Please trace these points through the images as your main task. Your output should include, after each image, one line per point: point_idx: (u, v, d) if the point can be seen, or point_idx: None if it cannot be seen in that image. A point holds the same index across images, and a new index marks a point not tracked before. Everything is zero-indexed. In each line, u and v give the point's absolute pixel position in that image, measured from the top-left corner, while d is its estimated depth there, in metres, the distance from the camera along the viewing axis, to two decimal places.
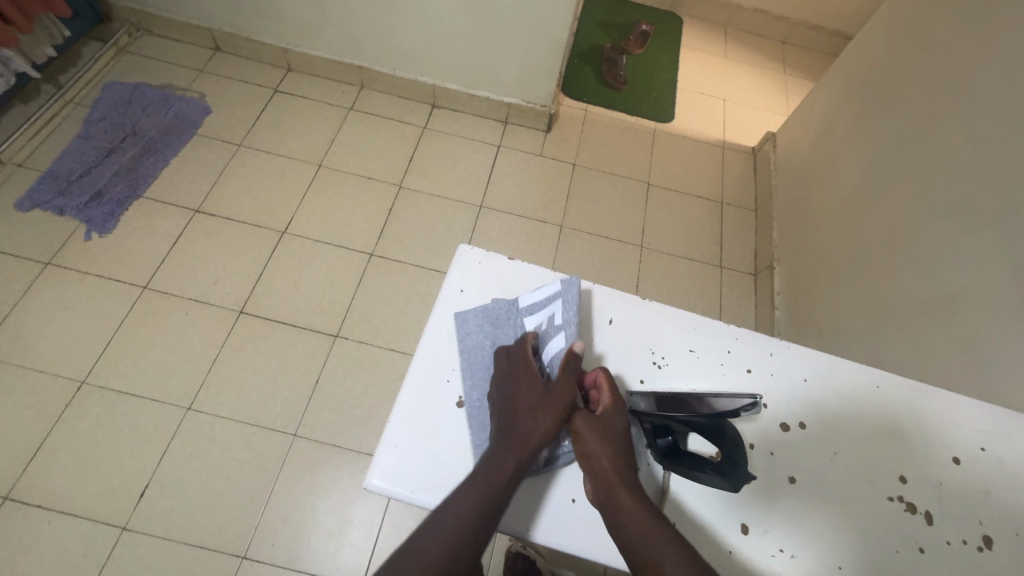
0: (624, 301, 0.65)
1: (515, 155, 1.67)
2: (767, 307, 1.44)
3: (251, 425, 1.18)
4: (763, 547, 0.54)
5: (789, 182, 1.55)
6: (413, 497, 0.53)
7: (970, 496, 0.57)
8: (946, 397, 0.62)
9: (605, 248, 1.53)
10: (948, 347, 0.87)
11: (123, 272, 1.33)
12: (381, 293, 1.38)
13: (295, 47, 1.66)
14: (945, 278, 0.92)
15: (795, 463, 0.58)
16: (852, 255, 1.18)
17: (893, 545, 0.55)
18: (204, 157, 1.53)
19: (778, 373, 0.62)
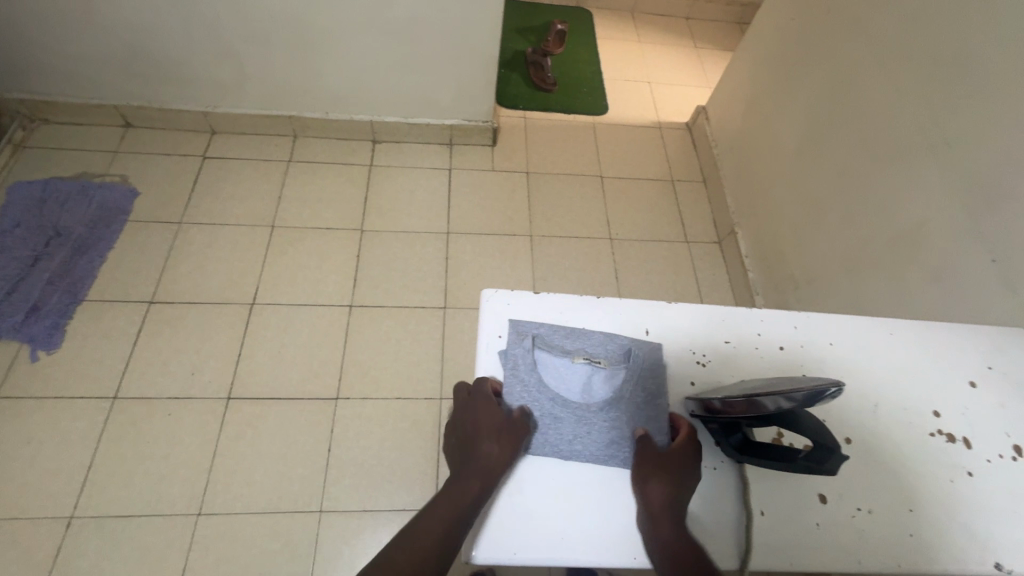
0: (654, 308, 0.66)
1: (469, 175, 1.66)
2: (739, 270, 1.52)
3: (272, 512, 1.12)
4: (843, 511, 0.57)
5: (729, 150, 1.64)
6: (517, 557, 0.52)
7: (992, 413, 0.64)
8: (944, 331, 0.70)
9: (578, 248, 1.56)
10: (920, 277, 0.96)
11: (86, 386, 1.21)
12: (372, 342, 1.34)
13: (216, 108, 1.57)
14: (902, 216, 1.01)
15: (846, 425, 0.62)
16: (808, 208, 1.27)
17: (947, 475, 0.60)
18: (145, 242, 1.42)
19: (806, 344, 0.67)
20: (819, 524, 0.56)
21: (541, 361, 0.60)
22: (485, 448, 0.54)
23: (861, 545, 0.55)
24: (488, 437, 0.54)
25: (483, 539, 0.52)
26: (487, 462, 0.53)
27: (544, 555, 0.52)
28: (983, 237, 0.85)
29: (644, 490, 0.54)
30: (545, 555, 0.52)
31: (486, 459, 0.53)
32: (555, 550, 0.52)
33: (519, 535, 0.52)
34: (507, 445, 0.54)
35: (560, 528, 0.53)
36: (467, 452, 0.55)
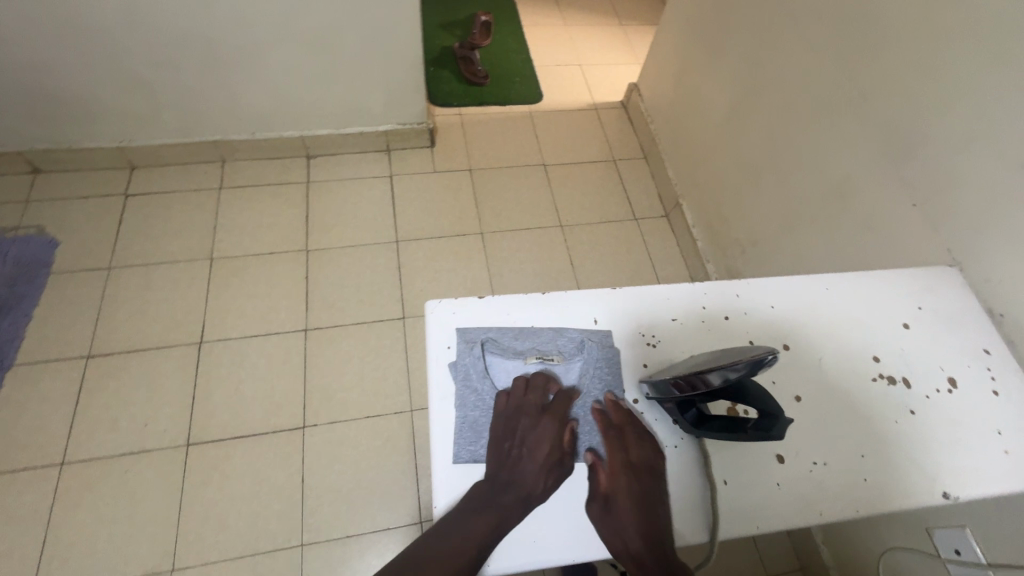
0: (599, 297, 0.67)
1: (411, 179, 1.63)
2: (688, 240, 1.55)
3: (251, 554, 1.08)
4: (800, 466, 0.59)
5: (665, 123, 1.66)
6: (493, 567, 0.52)
7: (927, 350, 0.68)
8: (875, 278, 0.74)
9: (530, 239, 1.56)
10: (853, 228, 1.00)
11: (29, 455, 1.13)
12: (333, 364, 1.30)
13: (131, 142, 1.48)
14: (831, 170, 1.04)
15: (795, 383, 0.64)
16: (745, 173, 1.30)
17: (892, 416, 0.63)
18: (73, 294, 1.33)
19: (749, 310, 0.68)
20: (780, 484, 0.58)
21: (492, 366, 0.60)
22: (529, 473, 0.52)
23: (820, 497, 0.57)
24: (539, 462, 0.52)
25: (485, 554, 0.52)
26: (530, 489, 0.51)
27: (524, 559, 0.53)
28: (904, 183, 0.89)
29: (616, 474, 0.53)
30: (525, 559, 0.53)
31: (530, 483, 0.51)
32: (535, 553, 0.53)
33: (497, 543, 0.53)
34: (553, 477, 0.53)
35: (537, 530, 0.54)
36: (509, 468, 0.52)
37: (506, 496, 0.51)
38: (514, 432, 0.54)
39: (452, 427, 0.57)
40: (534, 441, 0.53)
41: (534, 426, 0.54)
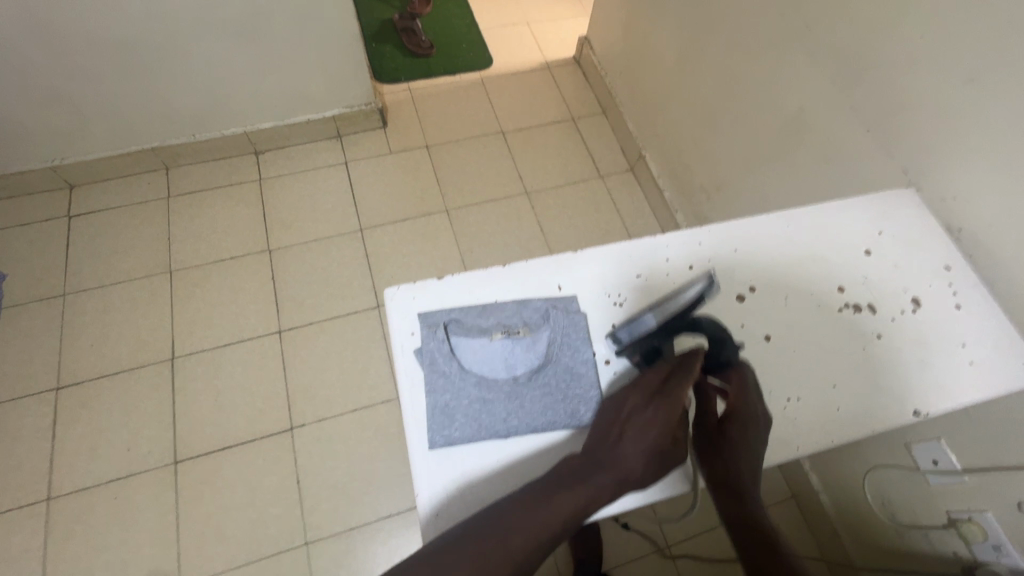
0: (561, 263, 0.66)
1: (367, 164, 1.57)
2: (655, 192, 1.54)
3: (256, 560, 1.08)
4: (775, 405, 0.60)
5: (619, 74, 1.62)
6: None
7: (889, 275, 0.68)
8: (835, 208, 0.73)
9: (497, 211, 1.53)
10: (813, 161, 0.99)
11: (12, 496, 1.11)
12: (312, 363, 1.28)
13: (64, 159, 1.40)
14: (786, 104, 1.03)
15: (764, 323, 0.64)
16: (703, 117, 1.28)
17: (860, 344, 0.64)
18: (30, 327, 1.28)
19: (712, 257, 0.68)
20: None
21: (458, 346, 0.58)
22: (631, 455, 0.52)
23: (796, 432, 0.58)
24: (641, 448, 0.52)
25: None
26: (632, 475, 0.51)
27: None
28: (857, 109, 0.88)
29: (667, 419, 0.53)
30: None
31: (629, 467, 0.51)
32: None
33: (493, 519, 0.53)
34: (654, 463, 0.52)
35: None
36: (612, 453, 0.52)
37: (597, 482, 0.50)
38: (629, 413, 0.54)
39: (424, 414, 0.56)
40: (642, 425, 0.53)
41: (643, 411, 0.53)
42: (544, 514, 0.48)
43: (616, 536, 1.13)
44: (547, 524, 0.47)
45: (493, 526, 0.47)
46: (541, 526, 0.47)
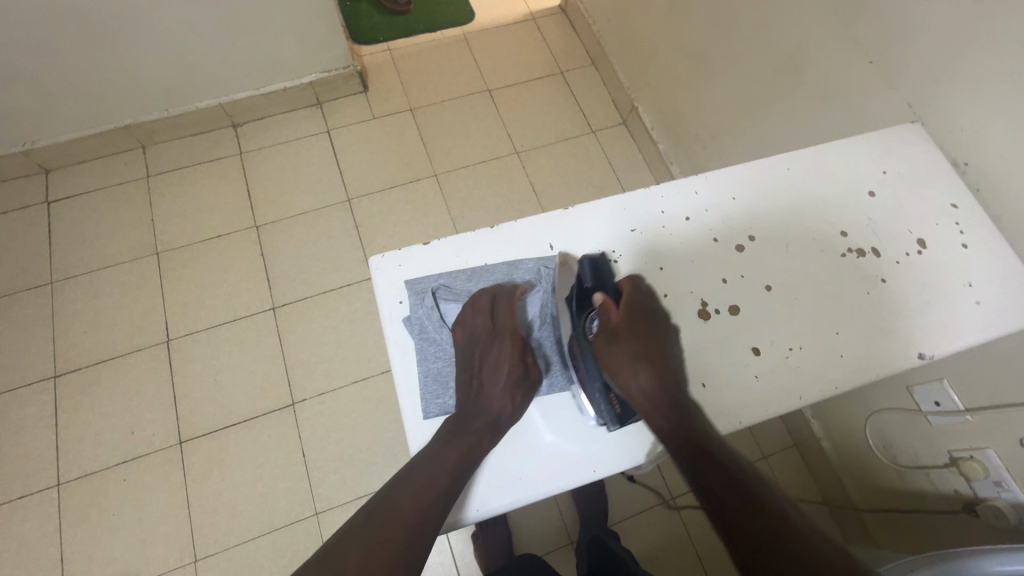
0: (552, 221, 0.63)
1: (351, 131, 1.52)
2: (649, 145, 1.49)
3: (269, 532, 1.10)
4: (776, 356, 0.58)
5: (608, 22, 1.54)
6: (485, 509, 0.52)
7: (894, 216, 0.66)
8: (838, 148, 0.70)
9: (487, 173, 1.48)
10: (812, 101, 0.95)
11: (21, 485, 1.12)
12: (309, 338, 1.27)
13: (35, 143, 1.34)
14: (783, 42, 0.97)
15: (765, 273, 0.62)
16: (696, 62, 1.22)
17: (863, 289, 0.62)
18: (20, 317, 1.26)
19: (710, 207, 0.65)
20: (759, 376, 0.57)
21: (449, 313, 0.56)
22: (494, 397, 0.52)
23: (798, 381, 0.57)
24: (501, 385, 0.52)
25: (478, 500, 0.52)
26: (495, 409, 0.52)
27: (512, 498, 0.52)
28: (859, 42, 0.83)
29: (510, 352, 0.54)
30: (507, 498, 0.52)
31: (495, 407, 0.52)
32: (515, 489, 0.53)
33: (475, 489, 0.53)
34: (519, 393, 0.53)
35: (514, 467, 0.54)
36: (469, 398, 0.53)
37: (468, 425, 0.52)
38: (472, 362, 0.54)
39: (417, 384, 0.55)
40: (494, 366, 0.53)
41: (487, 352, 0.54)
42: (432, 470, 0.49)
43: (620, 491, 1.15)
44: (435, 478, 0.49)
45: (387, 494, 0.48)
46: (425, 492, 0.48)
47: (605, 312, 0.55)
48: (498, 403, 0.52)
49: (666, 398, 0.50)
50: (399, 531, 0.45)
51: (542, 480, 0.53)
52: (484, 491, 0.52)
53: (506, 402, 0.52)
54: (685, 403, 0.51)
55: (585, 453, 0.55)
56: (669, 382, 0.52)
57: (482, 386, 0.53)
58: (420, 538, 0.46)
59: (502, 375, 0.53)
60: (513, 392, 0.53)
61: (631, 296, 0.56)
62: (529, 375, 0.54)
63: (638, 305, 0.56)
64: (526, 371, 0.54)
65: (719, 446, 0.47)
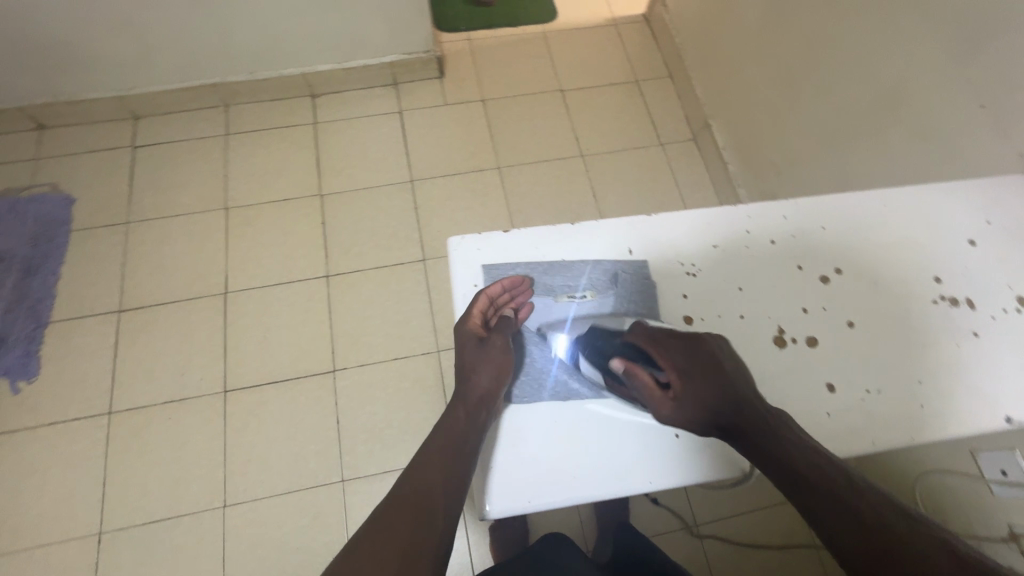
0: (634, 227, 0.63)
1: (422, 114, 1.54)
2: (719, 165, 1.46)
3: (296, 490, 1.13)
4: (852, 395, 0.56)
5: (693, 35, 1.52)
6: (534, 504, 0.51)
7: (995, 269, 0.62)
8: (939, 192, 0.67)
9: (550, 172, 1.48)
10: (909, 141, 0.91)
11: (77, 408, 1.18)
12: (357, 310, 1.29)
13: (130, 90, 1.42)
14: (884, 75, 0.94)
15: (848, 309, 0.60)
16: (783, 86, 1.19)
17: (953, 341, 0.58)
18: (95, 250, 1.34)
19: (797, 233, 0.63)
20: (831, 414, 0.55)
21: None
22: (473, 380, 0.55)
23: (872, 425, 0.54)
24: (477, 370, 0.55)
25: (525, 497, 0.51)
26: (480, 391, 0.54)
27: (561, 497, 0.52)
28: (969, 81, 0.79)
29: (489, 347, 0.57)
30: (557, 497, 0.52)
31: (476, 387, 0.54)
32: (558, 488, 0.52)
33: (525, 484, 0.52)
34: (495, 374, 0.55)
35: (565, 468, 0.53)
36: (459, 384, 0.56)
37: (455, 413, 0.53)
38: (459, 361, 0.58)
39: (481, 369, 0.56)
40: (475, 358, 0.56)
41: (468, 345, 0.57)
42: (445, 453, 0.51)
43: (643, 510, 1.13)
44: (436, 471, 0.50)
45: (403, 480, 0.49)
46: (431, 478, 0.49)
47: (642, 377, 0.51)
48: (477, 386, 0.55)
49: (741, 434, 0.47)
50: (407, 515, 0.46)
51: (587, 483, 0.52)
52: (497, 486, 0.52)
53: (483, 385, 0.54)
54: (766, 424, 0.47)
55: (638, 464, 0.53)
56: (739, 410, 0.48)
57: (466, 371, 0.56)
58: (425, 525, 0.46)
59: (480, 364, 0.56)
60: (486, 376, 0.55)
61: (654, 347, 0.52)
62: (503, 354, 0.56)
63: (666, 352, 0.52)
64: (495, 354, 0.56)
65: (807, 470, 0.43)
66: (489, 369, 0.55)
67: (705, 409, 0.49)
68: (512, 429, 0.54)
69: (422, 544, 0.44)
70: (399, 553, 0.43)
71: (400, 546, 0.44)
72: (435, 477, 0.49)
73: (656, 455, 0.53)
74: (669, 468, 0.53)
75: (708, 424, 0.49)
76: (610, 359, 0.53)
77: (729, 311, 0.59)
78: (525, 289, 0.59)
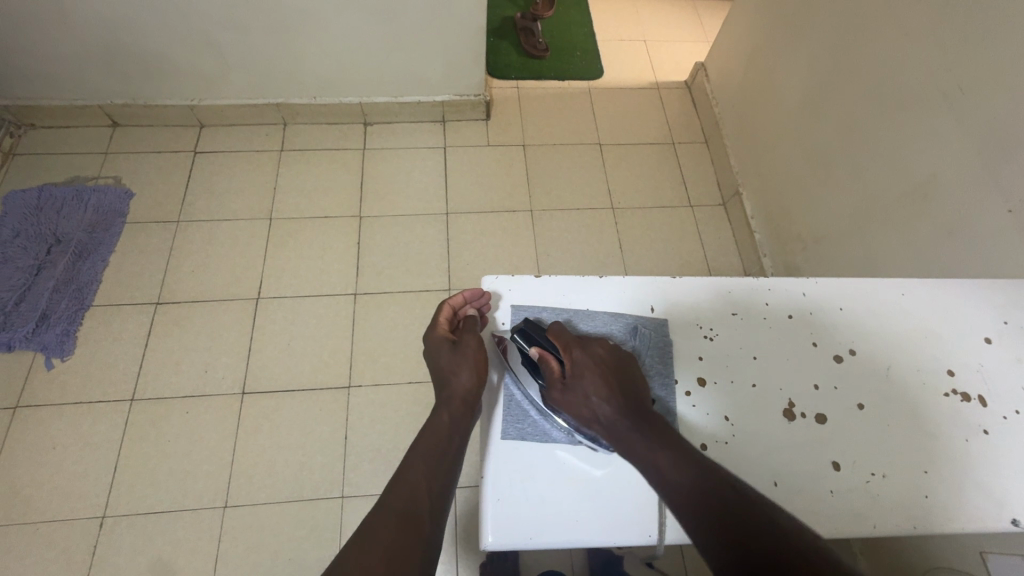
0: (659, 286, 0.66)
1: (464, 152, 1.62)
2: (745, 232, 1.49)
3: (296, 500, 1.15)
4: (858, 477, 0.57)
5: (731, 107, 1.59)
6: (534, 542, 0.53)
7: (1010, 369, 0.63)
8: (958, 287, 0.69)
9: (580, 220, 1.53)
10: (933, 232, 0.94)
11: (103, 390, 1.23)
12: (379, 330, 1.34)
13: (201, 101, 1.54)
14: (914, 167, 0.98)
15: (859, 391, 0.61)
16: (816, 164, 1.23)
17: (963, 435, 0.59)
18: (145, 243, 1.42)
19: (815, 311, 0.66)
20: (834, 492, 0.56)
21: None
22: (451, 377, 0.59)
23: (876, 510, 0.55)
24: (455, 367, 0.59)
25: (525, 533, 0.53)
26: (462, 390, 0.58)
27: (561, 538, 0.53)
28: (999, 185, 0.83)
29: (462, 344, 0.60)
30: (557, 537, 0.53)
31: (457, 385, 0.58)
32: (560, 529, 0.53)
33: (528, 521, 0.53)
34: (472, 369, 0.58)
35: (569, 511, 0.54)
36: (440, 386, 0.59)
37: (440, 418, 0.57)
38: (437, 364, 0.61)
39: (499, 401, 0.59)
40: (454, 360, 0.59)
41: (441, 351, 0.62)
42: (435, 462, 0.54)
43: None
44: (420, 479, 0.52)
45: (394, 481, 0.52)
46: (419, 483, 0.52)
47: (546, 364, 0.57)
48: (456, 383, 0.58)
49: (614, 424, 0.53)
50: (392, 523, 0.49)
51: (587, 528, 0.54)
52: (493, 522, 0.53)
53: (464, 382, 0.58)
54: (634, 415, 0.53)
55: (641, 517, 0.54)
56: (617, 407, 0.54)
57: (446, 370, 0.60)
58: (409, 532, 0.48)
59: (453, 361, 0.60)
60: (461, 372, 0.59)
61: (565, 342, 0.59)
62: (477, 349, 0.60)
63: (569, 346, 0.58)
64: (468, 350, 0.60)
65: (661, 462, 0.50)
66: (463, 364, 0.59)
67: (587, 402, 0.54)
68: (512, 464, 0.56)
69: (406, 549, 0.47)
70: (385, 561, 0.46)
71: (385, 555, 0.47)
72: (420, 483, 0.52)
73: (649, 505, 0.55)
74: (663, 523, 0.54)
75: (589, 418, 0.54)
76: (530, 346, 0.59)
77: (742, 378, 0.61)
78: (485, 299, 0.64)
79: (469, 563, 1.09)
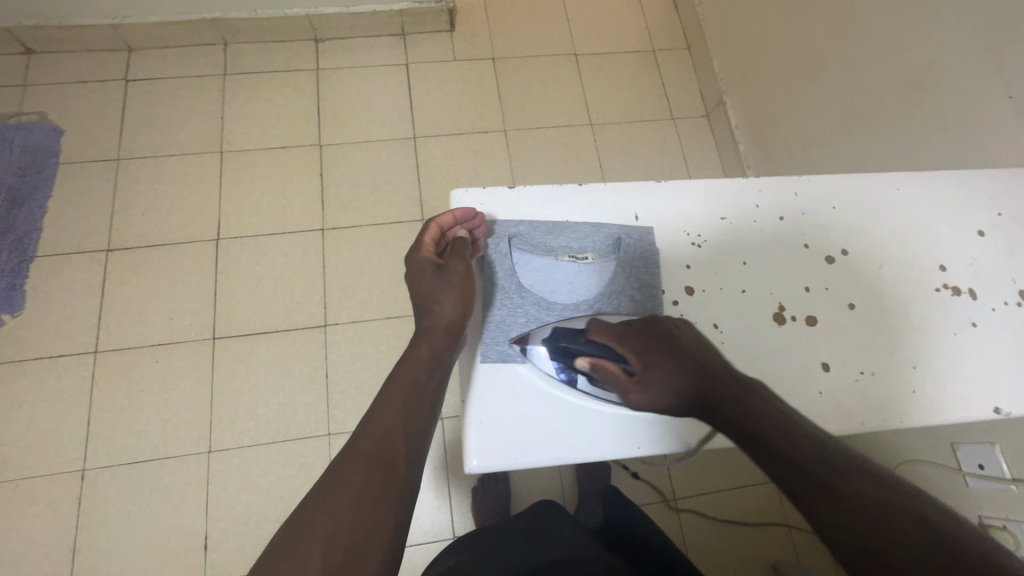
0: (644, 192, 0.61)
1: (429, 69, 1.48)
2: (729, 145, 1.43)
3: (282, 440, 1.13)
4: (848, 376, 0.55)
5: (715, 6, 1.46)
6: (520, 462, 0.51)
7: (1002, 260, 0.61)
8: (955, 179, 0.65)
9: (556, 139, 1.44)
10: (930, 126, 0.89)
11: (64, 344, 1.17)
12: (351, 265, 1.27)
13: (125, 19, 1.35)
14: (912, 57, 0.91)
15: (850, 290, 0.59)
16: (806, 64, 1.15)
17: (952, 329, 0.57)
18: (85, 186, 1.30)
19: (808, 211, 0.62)
20: (823, 393, 0.55)
21: (519, 262, 0.58)
22: (435, 309, 0.55)
23: (863, 407, 0.54)
24: (439, 296, 0.55)
25: (510, 456, 0.51)
26: (443, 320, 0.54)
27: (546, 455, 0.51)
28: (1000, 69, 0.77)
29: (451, 269, 0.56)
30: (542, 454, 0.51)
31: (440, 315, 0.54)
32: (546, 447, 0.51)
33: (511, 442, 0.51)
34: (456, 298, 0.55)
35: (555, 430, 0.52)
36: (424, 316, 0.56)
37: (418, 351, 0.54)
38: (420, 290, 0.57)
39: (476, 323, 0.56)
40: (440, 287, 0.55)
41: (427, 277, 0.57)
42: (414, 397, 0.50)
43: (625, 484, 1.14)
44: (394, 417, 0.48)
45: (365, 420, 0.48)
46: (395, 420, 0.48)
47: (607, 373, 0.50)
48: (442, 312, 0.54)
49: (705, 402, 0.47)
50: (362, 468, 0.44)
51: (574, 443, 0.52)
52: (475, 444, 0.51)
53: (445, 314, 0.54)
54: (722, 394, 0.47)
55: (628, 429, 0.53)
56: (704, 381, 0.48)
57: (433, 297, 0.55)
58: (381, 476, 0.45)
59: (443, 288, 0.55)
60: (449, 300, 0.55)
61: (614, 339, 0.51)
62: (462, 278, 0.56)
63: (625, 340, 0.51)
64: (457, 279, 0.55)
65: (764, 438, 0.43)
66: (450, 292, 0.55)
67: (671, 387, 0.49)
68: (494, 387, 0.53)
69: (378, 495, 0.44)
70: (354, 507, 0.42)
71: (354, 496, 0.43)
72: (394, 423, 0.48)
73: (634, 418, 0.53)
74: (650, 434, 0.53)
75: (676, 400, 0.49)
76: (574, 360, 0.51)
77: (731, 285, 0.58)
78: (479, 221, 0.59)
79: (460, 487, 1.11)
